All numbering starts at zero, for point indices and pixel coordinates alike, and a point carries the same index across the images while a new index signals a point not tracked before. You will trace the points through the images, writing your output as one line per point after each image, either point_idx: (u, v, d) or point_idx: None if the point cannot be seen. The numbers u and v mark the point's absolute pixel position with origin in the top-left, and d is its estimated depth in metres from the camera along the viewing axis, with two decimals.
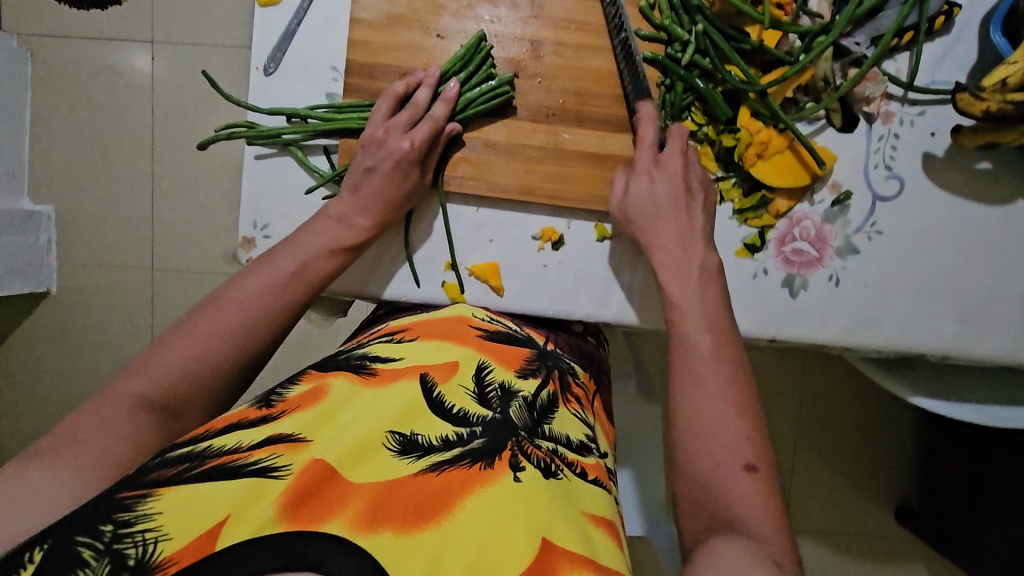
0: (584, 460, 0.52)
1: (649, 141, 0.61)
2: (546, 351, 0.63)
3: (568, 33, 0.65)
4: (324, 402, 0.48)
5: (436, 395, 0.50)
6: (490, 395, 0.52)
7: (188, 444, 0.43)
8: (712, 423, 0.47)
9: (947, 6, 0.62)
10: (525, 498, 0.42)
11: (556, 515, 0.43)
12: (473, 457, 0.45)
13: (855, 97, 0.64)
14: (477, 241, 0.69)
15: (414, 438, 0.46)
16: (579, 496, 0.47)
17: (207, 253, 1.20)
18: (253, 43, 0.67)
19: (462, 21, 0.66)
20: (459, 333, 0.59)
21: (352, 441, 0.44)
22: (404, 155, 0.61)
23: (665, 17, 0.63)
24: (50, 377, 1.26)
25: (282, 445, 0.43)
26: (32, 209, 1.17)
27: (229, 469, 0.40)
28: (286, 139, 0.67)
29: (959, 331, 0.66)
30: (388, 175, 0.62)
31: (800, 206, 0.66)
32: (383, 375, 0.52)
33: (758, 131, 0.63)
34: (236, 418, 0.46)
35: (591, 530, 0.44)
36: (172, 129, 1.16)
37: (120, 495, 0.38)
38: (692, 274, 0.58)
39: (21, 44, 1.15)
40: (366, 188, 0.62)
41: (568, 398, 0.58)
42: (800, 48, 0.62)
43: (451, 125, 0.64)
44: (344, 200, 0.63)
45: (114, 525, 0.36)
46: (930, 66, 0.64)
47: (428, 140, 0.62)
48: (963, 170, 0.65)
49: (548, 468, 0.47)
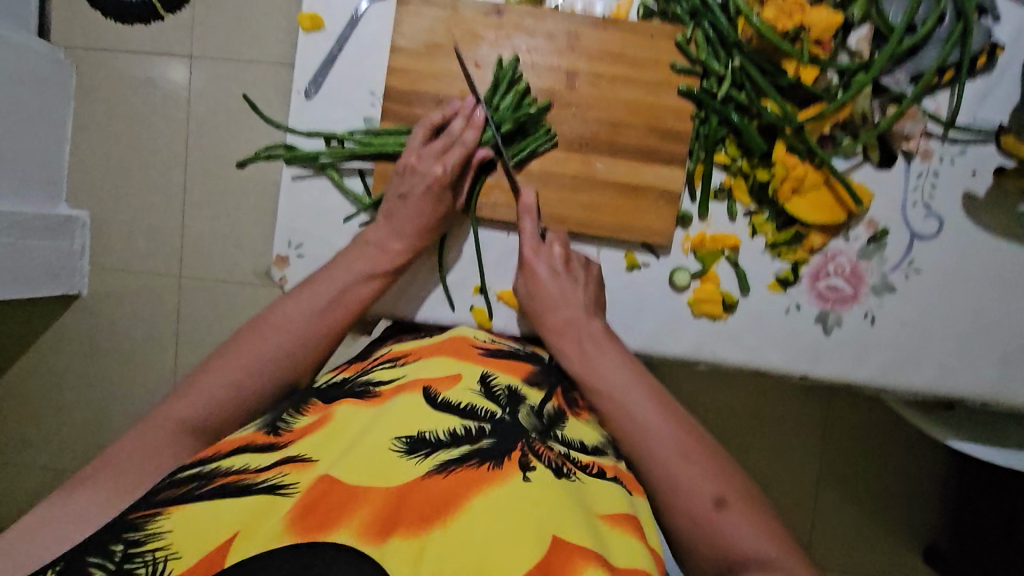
0: (600, 462, 0.52)
1: (530, 231, 0.64)
2: (550, 365, 0.63)
3: (604, 65, 0.65)
4: (329, 425, 0.48)
5: (440, 400, 0.50)
6: (498, 394, 0.53)
7: (198, 465, 0.44)
8: (671, 473, 0.50)
9: (989, 45, 0.61)
10: (535, 499, 0.42)
11: (568, 514, 0.41)
12: (482, 457, 0.45)
13: (894, 135, 0.63)
14: (507, 266, 0.69)
15: (420, 437, 0.46)
16: (595, 497, 0.46)
17: (235, 264, 1.22)
18: (295, 69, 0.68)
19: (499, 50, 0.66)
20: (463, 352, 0.59)
21: (360, 450, 0.44)
22: (439, 180, 0.63)
23: (701, 51, 0.63)
24: (76, 379, 1.28)
25: (290, 465, 0.43)
26: (69, 215, 1.20)
27: (236, 488, 0.41)
28: (324, 162, 0.68)
29: (996, 375, 0.64)
30: (423, 200, 0.63)
31: (835, 242, 0.65)
32: (385, 394, 0.52)
33: (795, 166, 0.62)
34: (244, 442, 0.46)
35: (608, 533, 0.43)
36: (207, 142, 1.19)
37: (131, 516, 0.39)
38: (593, 349, 0.60)
39: (68, 56, 1.19)
40: (400, 214, 0.63)
41: (577, 408, 0.59)
42: (838, 84, 0.62)
43: (483, 151, 0.64)
44: (378, 225, 0.63)
45: (125, 545, 0.37)
46: (971, 105, 0.63)
47: (460, 164, 0.64)
48: (1004, 212, 0.64)
49: (560, 468, 0.47)
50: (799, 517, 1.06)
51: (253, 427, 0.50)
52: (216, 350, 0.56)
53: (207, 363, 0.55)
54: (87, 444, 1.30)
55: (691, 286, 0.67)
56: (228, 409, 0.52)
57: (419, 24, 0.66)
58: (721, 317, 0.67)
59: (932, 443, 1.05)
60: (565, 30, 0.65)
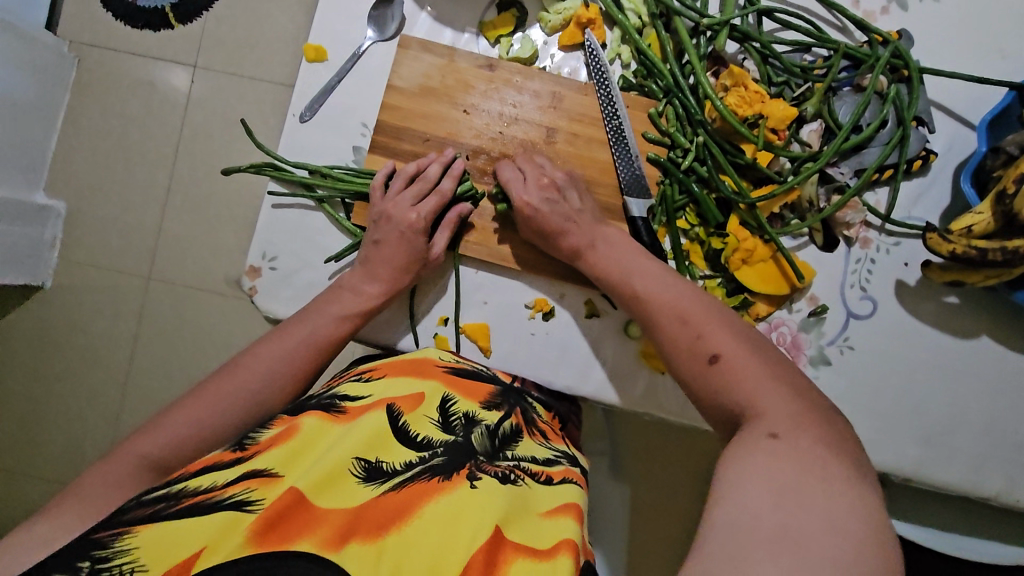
0: (549, 470, 0.55)
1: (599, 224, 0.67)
2: (511, 388, 0.65)
3: (582, 126, 0.70)
4: (295, 438, 0.48)
5: (401, 424, 0.52)
6: (454, 423, 0.54)
7: (165, 486, 0.44)
8: (682, 347, 0.52)
9: (924, 152, 0.68)
10: (480, 499, 0.45)
11: (511, 510, 0.45)
12: (433, 471, 0.47)
13: (837, 221, 0.69)
14: (472, 301, 0.72)
15: (379, 464, 0.48)
16: (536, 498, 0.49)
17: (207, 271, 1.23)
18: (295, 93, 0.72)
19: (488, 101, 0.71)
20: (426, 370, 0.60)
21: (321, 469, 0.44)
22: (415, 227, 0.66)
23: (671, 125, 0.68)
24: (24, 369, 1.25)
25: (256, 480, 0.43)
26: (45, 203, 1.20)
27: (205, 507, 0.41)
28: (321, 196, 0.71)
29: (919, 455, 0.69)
30: (398, 243, 0.66)
31: (779, 312, 0.70)
32: (351, 411, 0.53)
33: (745, 239, 0.68)
34: (211, 460, 0.47)
35: (545, 522, 0.46)
36: (198, 148, 1.22)
37: (97, 535, 0.40)
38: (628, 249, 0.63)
39: (71, 49, 1.21)
40: (376, 256, 0.66)
41: (533, 432, 0.60)
42: (790, 170, 0.67)
43: (462, 207, 0.69)
44: (365, 265, 0.67)
45: (92, 561, 0.38)
46: (906, 203, 0.70)
47: (435, 211, 0.67)
48: (932, 302, 0.70)
49: (506, 476, 0.50)
50: None
51: (221, 449, 0.51)
52: (187, 394, 0.56)
53: (178, 404, 0.55)
54: (23, 438, 1.26)
55: (643, 337, 0.70)
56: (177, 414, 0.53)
57: (416, 69, 0.71)
58: (669, 371, 0.70)
59: None
60: (550, 90, 0.71)
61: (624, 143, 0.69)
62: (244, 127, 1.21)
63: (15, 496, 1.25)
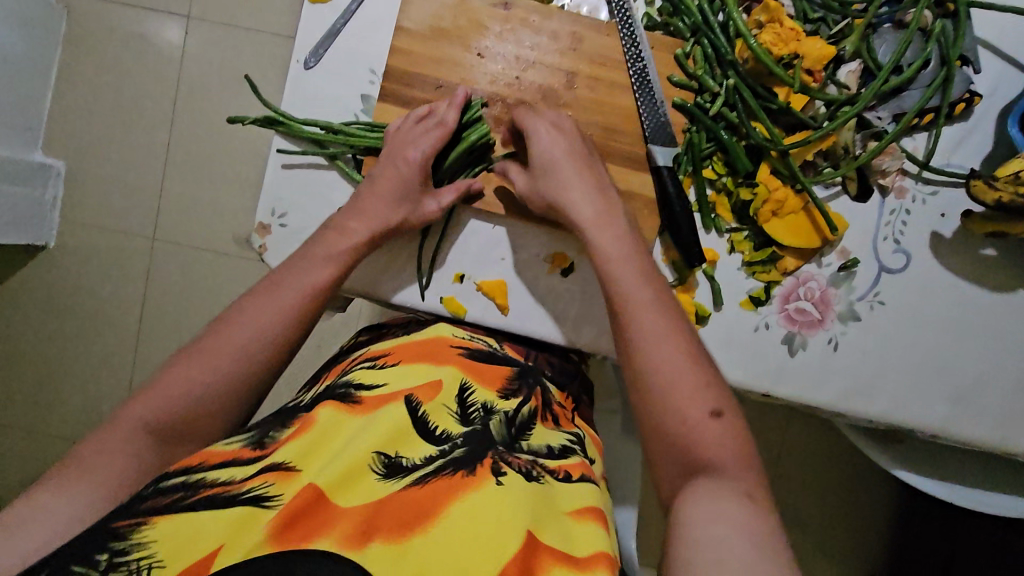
0: (567, 464, 0.52)
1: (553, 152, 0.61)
2: (527, 369, 0.64)
3: (604, 70, 0.66)
4: (313, 429, 0.47)
5: (420, 414, 0.50)
6: (473, 415, 0.53)
7: (181, 471, 0.42)
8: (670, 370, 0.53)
9: (968, 94, 0.64)
10: (506, 498, 0.43)
11: (540, 513, 0.44)
12: (455, 466, 0.45)
13: (872, 168, 0.66)
14: (489, 258, 0.70)
15: (398, 460, 0.46)
16: (561, 497, 0.48)
17: (213, 232, 1.20)
18: (297, 38, 0.68)
19: (503, 44, 0.67)
20: (442, 355, 0.58)
21: (340, 463, 0.43)
22: (410, 164, 0.63)
23: (699, 67, 0.65)
24: (34, 334, 1.25)
25: (273, 474, 0.42)
26: (44, 162, 1.17)
27: (221, 500, 0.40)
28: (334, 153, 0.68)
29: (949, 412, 0.67)
30: (393, 180, 0.63)
31: (808, 266, 0.67)
32: (367, 402, 0.51)
33: (776, 189, 0.65)
34: (225, 452, 0.45)
35: (576, 529, 0.45)
36: (196, 104, 1.17)
37: (115, 523, 0.39)
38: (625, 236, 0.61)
39: (60, 0, 1.16)
40: (369, 195, 0.63)
41: (546, 416, 0.59)
42: (824, 115, 0.64)
43: (477, 183, 0.67)
44: (356, 205, 0.63)
45: (110, 554, 0.37)
46: (946, 150, 0.66)
47: (435, 146, 0.64)
48: (969, 254, 0.67)
49: (530, 471, 0.48)
50: None
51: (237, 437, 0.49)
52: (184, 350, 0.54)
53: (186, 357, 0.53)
54: (35, 402, 1.26)
55: None
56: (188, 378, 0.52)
57: (426, 9, 0.66)
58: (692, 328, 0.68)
59: (885, 479, 1.13)
60: (569, 32, 0.66)
61: (648, 89, 0.65)
62: (249, 84, 1.16)
63: (31, 458, 1.26)
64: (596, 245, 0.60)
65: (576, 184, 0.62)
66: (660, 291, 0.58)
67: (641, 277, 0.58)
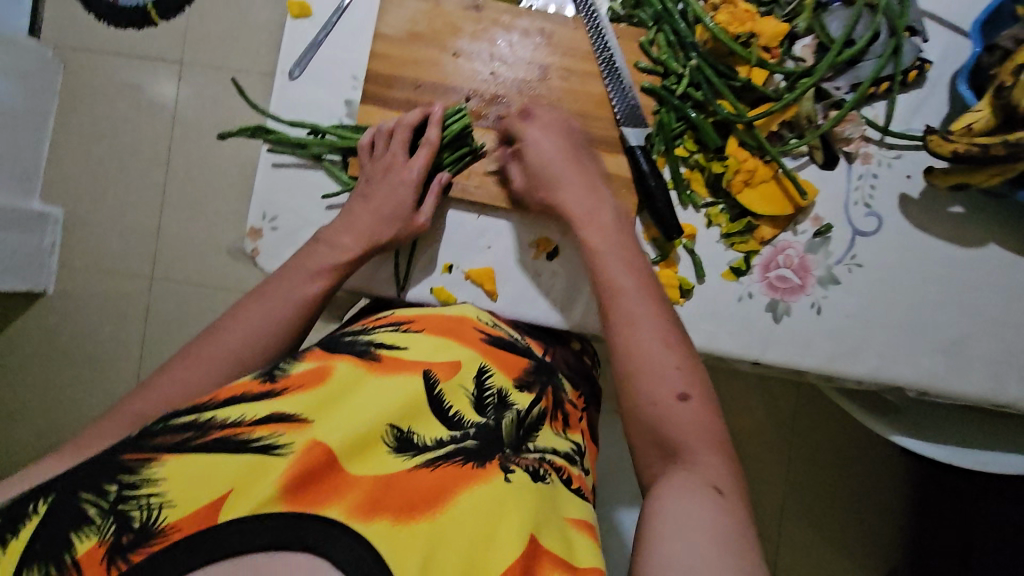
0: (571, 468, 0.55)
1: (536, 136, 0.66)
2: (544, 364, 0.64)
3: (574, 61, 0.70)
4: (328, 384, 0.47)
5: (436, 393, 0.51)
6: (487, 401, 0.53)
7: (195, 411, 0.43)
8: (652, 353, 0.57)
9: (918, 62, 0.67)
10: (515, 499, 0.44)
11: (544, 517, 0.45)
12: (466, 456, 0.47)
13: (836, 137, 0.69)
14: (475, 246, 0.72)
15: (410, 435, 0.47)
16: (562, 501, 0.49)
17: (210, 265, 1.23)
18: (282, 49, 0.72)
19: (477, 43, 0.71)
20: (463, 333, 0.59)
21: (353, 430, 0.44)
22: (405, 182, 0.67)
23: (662, 52, 0.69)
24: (34, 378, 1.25)
25: (284, 425, 0.43)
26: (42, 210, 1.20)
27: (232, 444, 0.40)
28: (320, 154, 0.71)
29: (936, 367, 0.68)
30: (386, 197, 0.66)
31: (784, 235, 0.70)
32: (386, 363, 0.52)
33: (745, 160, 0.68)
34: (241, 389, 0.46)
35: (574, 534, 0.46)
36: (190, 142, 1.21)
37: (124, 456, 0.39)
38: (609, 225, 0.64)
39: (56, 55, 1.21)
40: (363, 209, 0.66)
41: (556, 416, 0.59)
42: (785, 87, 0.68)
43: (443, 174, 0.69)
44: (348, 217, 0.67)
45: (119, 486, 0.37)
46: (905, 115, 0.69)
47: (426, 163, 0.67)
48: (939, 212, 0.69)
49: (537, 472, 0.49)
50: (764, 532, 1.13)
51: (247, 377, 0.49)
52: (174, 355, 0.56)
53: (192, 349, 0.55)
54: (36, 448, 1.26)
55: (650, 272, 0.71)
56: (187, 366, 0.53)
57: (402, 15, 0.70)
58: (677, 302, 0.70)
59: (891, 462, 1.13)
60: (538, 28, 0.70)
61: (616, 75, 0.69)
62: (236, 85, 1.19)
63: None
64: (587, 238, 0.64)
65: (567, 187, 0.66)
66: (649, 287, 0.61)
67: (628, 272, 0.62)
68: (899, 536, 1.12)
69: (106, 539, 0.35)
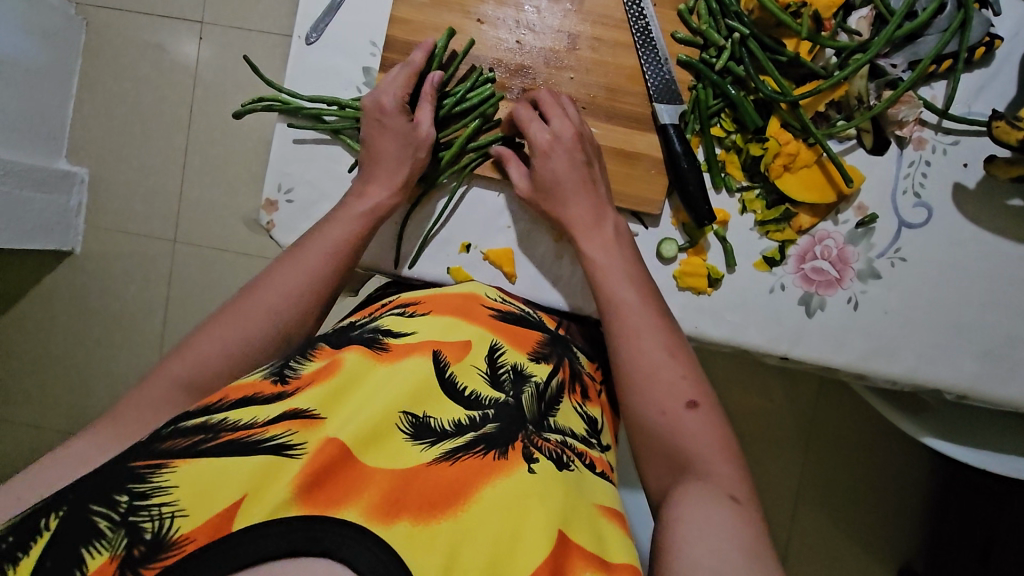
0: (592, 452, 0.53)
1: None
2: (557, 336, 0.62)
3: (606, 29, 0.66)
4: (339, 376, 0.46)
5: (448, 375, 0.49)
6: (502, 378, 0.52)
7: (204, 414, 0.42)
8: (654, 364, 0.54)
9: (989, 37, 0.62)
10: (541, 491, 0.42)
11: (571, 510, 0.42)
12: (487, 444, 0.44)
13: (888, 119, 0.63)
14: (495, 226, 0.69)
15: (426, 420, 0.45)
16: (588, 487, 0.47)
17: (230, 231, 1.22)
18: (299, 12, 0.68)
19: (503, 9, 0.66)
20: (473, 312, 0.57)
21: (366, 420, 0.42)
22: (391, 109, 0.63)
23: (703, 22, 0.64)
24: (62, 338, 1.27)
25: (297, 422, 0.41)
26: (68, 170, 1.20)
27: (243, 446, 0.39)
28: (335, 126, 0.68)
29: (980, 371, 0.64)
30: (381, 135, 0.63)
31: (824, 224, 0.65)
32: (396, 350, 0.51)
33: (787, 142, 0.63)
34: (250, 391, 0.44)
35: (602, 524, 0.45)
36: (210, 105, 1.19)
37: (133, 464, 0.37)
38: (607, 236, 0.61)
39: (79, 13, 1.19)
40: (368, 159, 0.63)
41: (574, 389, 0.57)
42: (835, 64, 0.62)
43: (435, 74, 0.64)
44: (363, 173, 0.64)
45: (130, 496, 0.36)
46: (966, 97, 0.64)
47: (408, 85, 0.63)
48: (996, 204, 0.64)
49: (560, 458, 0.47)
50: (777, 520, 1.10)
51: (259, 374, 0.48)
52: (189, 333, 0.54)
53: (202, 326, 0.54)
54: (64, 406, 1.28)
55: (677, 258, 0.67)
56: (195, 346, 0.52)
57: None
58: (705, 291, 0.66)
59: (915, 459, 1.09)
60: None
61: (651, 46, 0.65)
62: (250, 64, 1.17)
63: None
64: (586, 251, 0.61)
65: (577, 201, 0.62)
66: (650, 308, 0.57)
67: (625, 278, 0.59)
68: (919, 534, 1.09)
69: (118, 554, 0.34)
